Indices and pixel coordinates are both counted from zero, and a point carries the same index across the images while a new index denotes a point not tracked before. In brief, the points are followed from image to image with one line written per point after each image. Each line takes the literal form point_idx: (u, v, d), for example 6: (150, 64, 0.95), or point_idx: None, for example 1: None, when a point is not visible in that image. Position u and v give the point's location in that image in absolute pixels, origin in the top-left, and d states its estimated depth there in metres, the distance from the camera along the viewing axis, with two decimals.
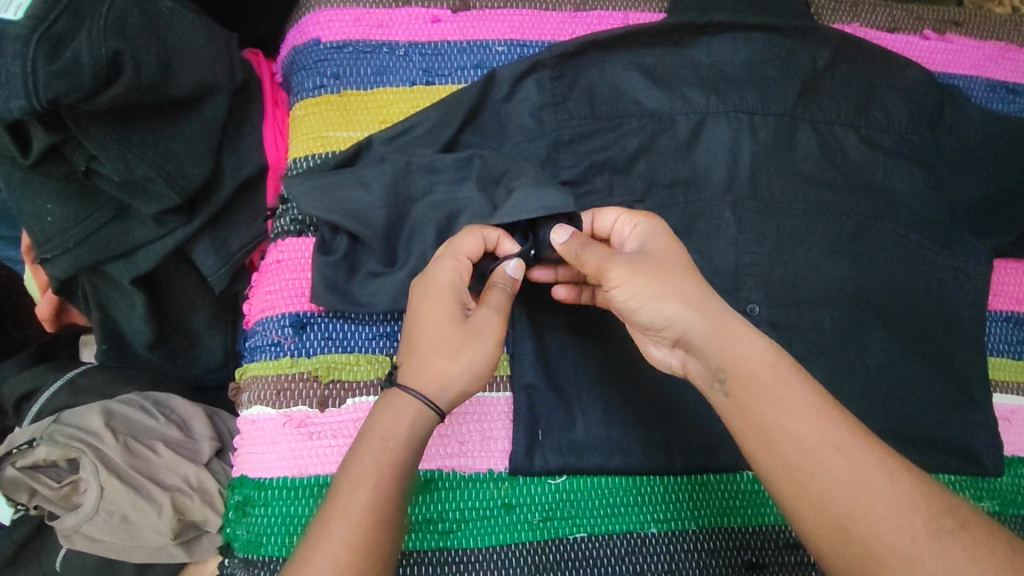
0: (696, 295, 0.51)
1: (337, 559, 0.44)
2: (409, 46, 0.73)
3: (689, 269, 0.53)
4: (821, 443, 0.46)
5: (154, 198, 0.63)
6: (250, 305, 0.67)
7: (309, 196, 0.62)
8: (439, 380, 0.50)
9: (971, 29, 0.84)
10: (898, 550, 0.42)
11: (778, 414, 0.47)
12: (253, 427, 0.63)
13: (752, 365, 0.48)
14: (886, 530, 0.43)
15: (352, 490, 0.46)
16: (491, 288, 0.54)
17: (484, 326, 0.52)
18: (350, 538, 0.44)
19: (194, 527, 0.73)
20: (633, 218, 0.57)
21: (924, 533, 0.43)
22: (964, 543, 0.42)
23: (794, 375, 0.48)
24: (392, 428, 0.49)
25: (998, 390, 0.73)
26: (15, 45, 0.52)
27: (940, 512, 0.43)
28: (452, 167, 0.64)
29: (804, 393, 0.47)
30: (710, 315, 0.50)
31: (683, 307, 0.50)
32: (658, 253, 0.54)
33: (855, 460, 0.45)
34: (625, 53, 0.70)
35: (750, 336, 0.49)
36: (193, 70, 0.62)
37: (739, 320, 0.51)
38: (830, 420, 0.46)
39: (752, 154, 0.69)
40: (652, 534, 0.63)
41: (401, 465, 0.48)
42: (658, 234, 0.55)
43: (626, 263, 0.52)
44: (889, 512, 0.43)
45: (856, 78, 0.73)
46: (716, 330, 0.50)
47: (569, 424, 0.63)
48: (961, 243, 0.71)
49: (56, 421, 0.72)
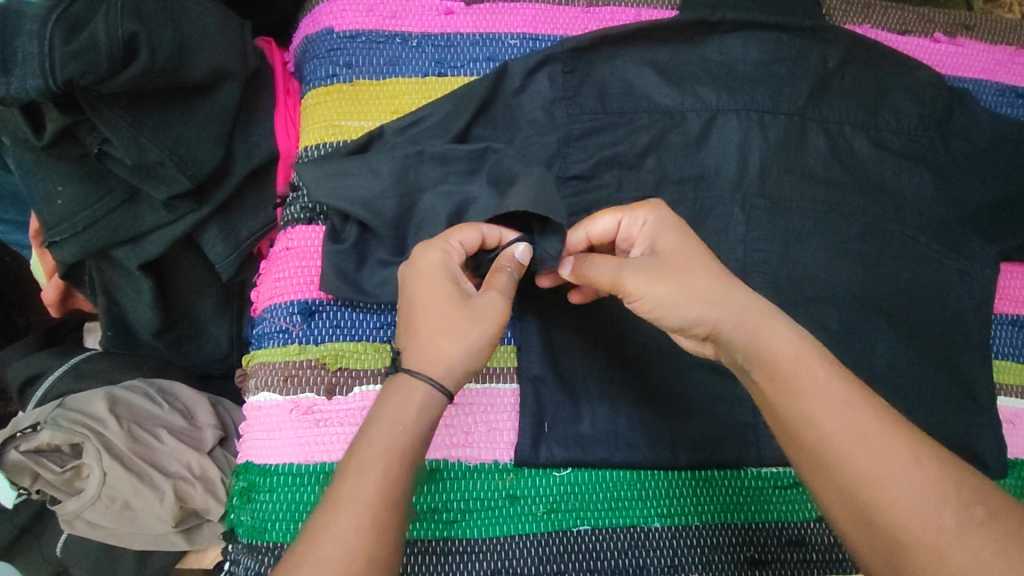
0: (716, 289, 0.51)
1: (345, 544, 0.43)
2: (422, 38, 0.73)
3: (706, 263, 0.53)
4: (846, 435, 0.46)
5: (165, 182, 0.64)
6: (259, 292, 0.68)
7: (319, 182, 0.62)
8: (444, 362, 0.50)
9: (982, 34, 0.84)
10: (927, 540, 0.42)
11: (804, 401, 0.47)
12: (259, 414, 0.63)
13: (781, 350, 0.49)
14: (912, 520, 0.43)
15: (362, 472, 0.46)
16: (497, 272, 0.56)
17: (487, 309, 0.52)
18: (359, 520, 0.44)
19: (197, 515, 0.73)
20: (640, 213, 0.56)
21: (952, 524, 0.42)
22: (992, 534, 0.42)
23: (817, 363, 0.48)
24: (400, 411, 0.48)
25: (1004, 393, 0.73)
26: (32, 24, 0.52)
27: (968, 502, 0.43)
28: (465, 158, 0.64)
29: (829, 380, 0.47)
30: (734, 307, 0.50)
31: (705, 307, 0.50)
32: (672, 251, 0.54)
33: (879, 448, 0.45)
34: (637, 49, 0.70)
35: (775, 322, 0.50)
36: (208, 55, 0.62)
37: (765, 308, 0.51)
38: (856, 412, 0.46)
39: (762, 152, 0.69)
40: (656, 528, 0.63)
41: (410, 449, 0.47)
42: (670, 229, 0.55)
43: (643, 268, 0.53)
44: (917, 501, 0.43)
45: (868, 79, 0.73)
46: (744, 320, 0.50)
47: (575, 417, 0.64)
48: (968, 246, 0.71)
49: (61, 405, 0.72)
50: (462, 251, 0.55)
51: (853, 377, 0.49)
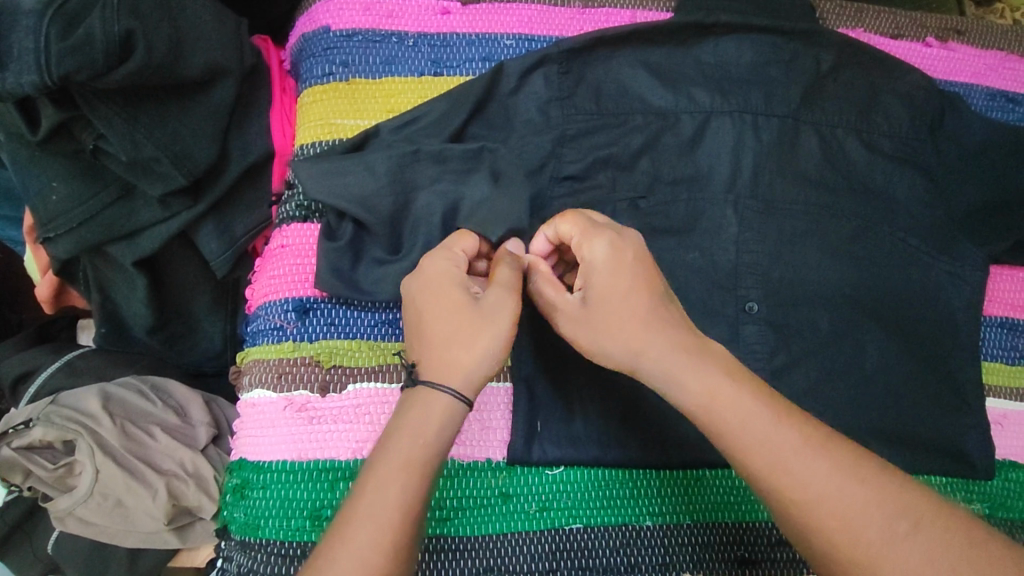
0: (632, 345, 0.51)
1: (364, 560, 0.43)
2: (418, 37, 0.73)
3: (631, 311, 0.52)
4: (772, 468, 0.46)
5: (161, 179, 0.64)
6: (254, 289, 0.68)
7: (315, 178, 0.63)
8: (461, 370, 0.50)
9: (973, 38, 0.85)
10: (858, 557, 0.44)
11: (732, 426, 0.48)
12: (253, 411, 0.63)
13: (690, 394, 0.49)
14: (846, 541, 0.44)
15: (380, 488, 0.46)
16: (499, 265, 0.55)
17: (500, 305, 0.52)
18: (378, 539, 0.44)
19: (189, 513, 0.72)
20: (581, 246, 0.54)
21: (882, 538, 0.44)
22: (920, 543, 0.43)
23: (729, 403, 0.48)
24: (423, 426, 0.48)
25: (992, 395, 0.74)
26: (28, 20, 0.52)
27: (895, 513, 0.44)
28: (461, 158, 0.65)
29: (752, 411, 0.48)
30: (649, 360, 0.51)
31: (621, 358, 0.52)
32: (598, 297, 0.53)
33: (807, 474, 0.46)
34: (632, 50, 0.71)
35: (691, 365, 0.50)
36: (205, 52, 0.62)
37: (684, 356, 0.50)
38: (778, 441, 0.47)
39: (754, 154, 0.70)
40: (647, 527, 0.63)
41: (431, 463, 0.48)
42: (603, 268, 0.53)
43: (569, 315, 0.54)
44: (850, 519, 0.44)
45: (859, 82, 0.74)
46: (657, 371, 0.51)
47: (568, 417, 0.64)
48: (959, 248, 0.72)
49: (54, 402, 0.72)
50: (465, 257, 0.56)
51: (776, 400, 0.49)
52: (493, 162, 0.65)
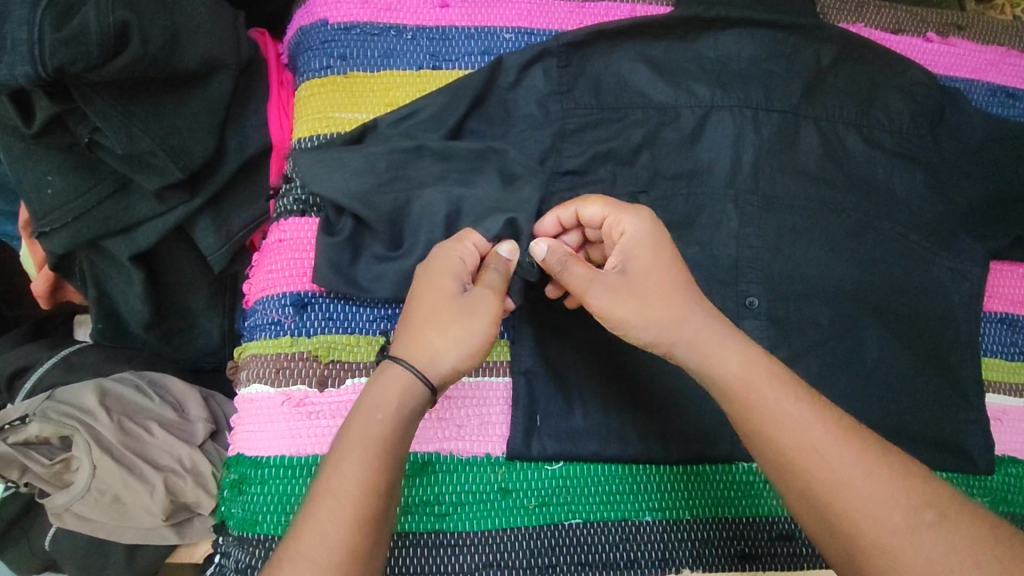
0: (673, 314, 0.52)
1: (326, 534, 0.44)
2: (417, 30, 0.73)
3: (674, 285, 0.53)
4: (801, 447, 0.47)
5: (157, 173, 0.63)
6: (251, 284, 0.67)
7: (314, 173, 0.62)
8: (429, 354, 0.51)
9: (974, 34, 0.84)
10: (878, 543, 0.44)
11: (769, 399, 0.48)
12: (250, 406, 0.63)
13: (723, 376, 0.50)
14: (870, 530, 0.44)
15: (339, 462, 0.47)
16: (486, 268, 0.55)
17: (479, 303, 0.52)
18: (338, 515, 0.45)
19: (187, 509, 0.72)
20: (622, 220, 0.55)
21: (905, 528, 0.44)
22: (943, 534, 0.43)
23: (767, 382, 0.49)
24: (378, 401, 0.49)
25: (991, 391, 0.74)
26: (23, 11, 0.52)
27: (920, 504, 0.44)
28: (460, 152, 0.64)
29: (780, 398, 0.48)
30: (689, 333, 0.51)
31: (661, 330, 0.52)
32: (639, 271, 0.54)
33: (833, 459, 0.46)
34: (632, 44, 0.71)
35: (727, 345, 0.51)
36: (201, 45, 0.62)
37: (723, 334, 0.51)
38: (807, 425, 0.47)
39: (755, 149, 0.69)
40: (647, 522, 0.63)
41: (388, 437, 0.48)
42: (644, 244, 0.54)
43: (607, 285, 0.53)
44: (872, 509, 0.44)
45: (859, 77, 0.73)
46: (696, 346, 0.51)
47: (567, 412, 0.64)
48: (959, 244, 0.71)
49: (50, 397, 0.71)
50: (476, 252, 0.56)
51: (808, 391, 0.50)
52: (499, 161, 0.65)
